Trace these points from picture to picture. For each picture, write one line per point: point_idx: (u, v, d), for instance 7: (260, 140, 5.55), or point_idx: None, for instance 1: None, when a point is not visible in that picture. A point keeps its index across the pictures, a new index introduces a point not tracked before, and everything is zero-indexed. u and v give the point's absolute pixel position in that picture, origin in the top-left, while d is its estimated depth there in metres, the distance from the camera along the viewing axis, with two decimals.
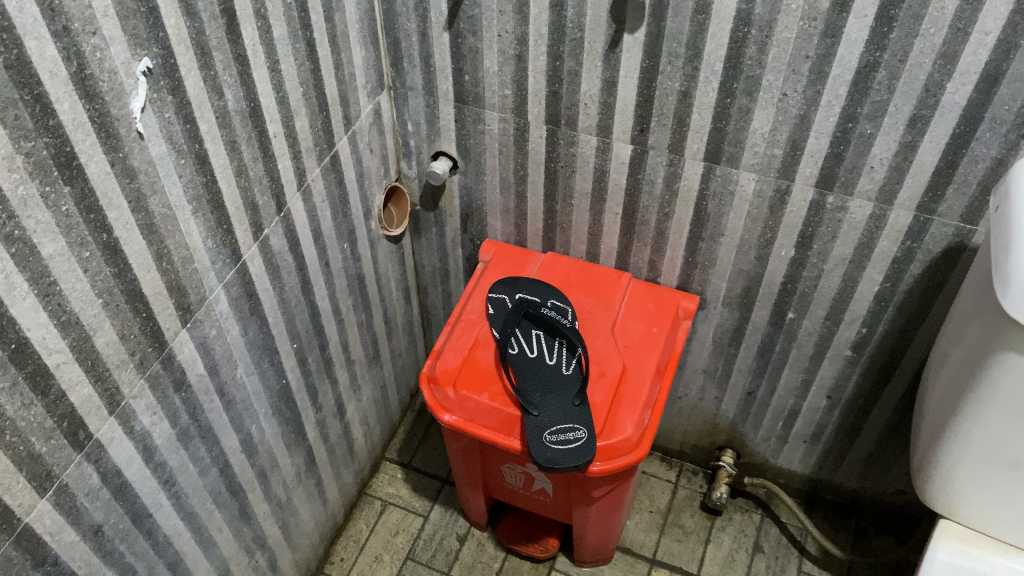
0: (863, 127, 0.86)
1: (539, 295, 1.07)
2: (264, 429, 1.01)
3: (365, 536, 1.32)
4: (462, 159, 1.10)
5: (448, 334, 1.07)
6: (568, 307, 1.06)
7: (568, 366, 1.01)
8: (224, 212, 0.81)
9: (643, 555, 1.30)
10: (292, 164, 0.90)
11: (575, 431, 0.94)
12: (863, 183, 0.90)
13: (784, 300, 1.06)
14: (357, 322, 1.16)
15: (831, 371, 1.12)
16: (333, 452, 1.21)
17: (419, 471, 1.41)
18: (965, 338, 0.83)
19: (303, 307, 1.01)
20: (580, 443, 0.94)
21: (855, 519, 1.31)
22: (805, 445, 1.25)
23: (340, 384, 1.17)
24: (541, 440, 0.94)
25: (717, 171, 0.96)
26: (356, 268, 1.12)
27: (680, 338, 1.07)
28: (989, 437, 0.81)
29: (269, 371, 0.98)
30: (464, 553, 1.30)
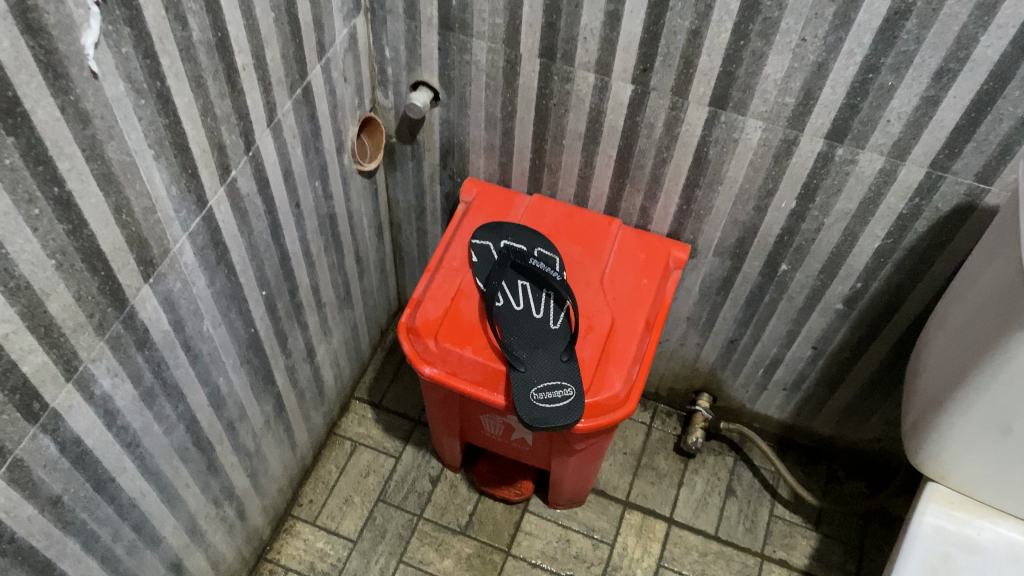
0: (884, 78, 0.80)
1: (525, 242, 1.02)
2: (232, 381, 0.95)
3: (335, 477, 1.29)
4: (445, 91, 1.02)
5: (428, 283, 1.02)
6: (554, 256, 1.01)
7: (555, 318, 0.97)
8: (188, 155, 0.73)
9: (617, 497, 1.29)
10: (262, 99, 0.81)
11: (563, 388, 0.91)
12: (876, 137, 0.85)
13: (779, 252, 1.02)
14: (328, 263, 1.09)
15: (819, 324, 1.09)
16: (303, 396, 1.16)
17: (390, 410, 1.37)
18: (976, 304, 0.81)
19: (272, 253, 0.94)
20: (570, 401, 0.90)
21: (826, 464, 1.32)
22: (784, 393, 1.24)
23: (310, 328, 1.11)
24: (528, 397, 0.90)
25: (721, 117, 0.90)
26: (328, 207, 1.04)
27: (670, 291, 1.03)
28: (991, 408, 0.80)
29: (237, 321, 0.91)
30: (436, 495, 1.27)
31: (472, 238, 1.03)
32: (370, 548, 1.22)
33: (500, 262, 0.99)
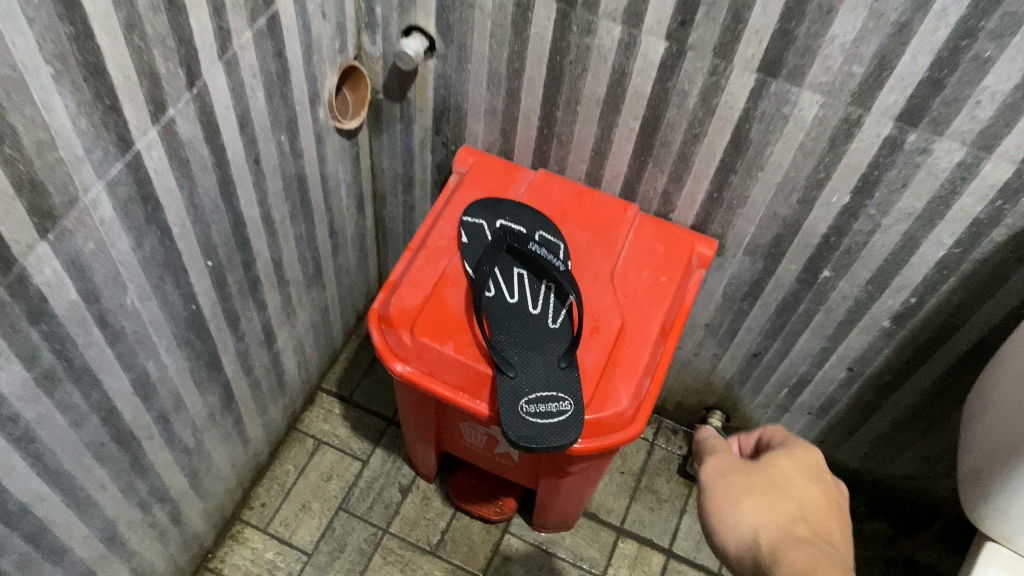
0: (981, 46, 0.64)
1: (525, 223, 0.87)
2: (166, 366, 0.79)
3: (292, 479, 1.13)
4: (442, 40, 0.86)
5: (409, 264, 0.87)
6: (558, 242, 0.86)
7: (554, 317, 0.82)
8: (105, 80, 0.57)
9: (610, 523, 1.14)
10: (212, 22, 0.66)
11: (560, 400, 0.76)
12: (960, 122, 0.70)
13: (822, 256, 0.87)
14: (293, 234, 0.94)
15: (859, 343, 0.94)
16: (258, 386, 1.01)
17: (360, 407, 1.21)
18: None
19: (222, 216, 0.79)
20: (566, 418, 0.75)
21: (846, 499, 1.17)
22: (809, 417, 1.09)
23: (268, 309, 0.95)
24: (516, 410, 0.75)
25: (771, 87, 0.75)
26: (296, 167, 0.88)
27: (691, 292, 0.88)
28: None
29: (173, 294, 0.76)
30: (406, 507, 1.12)
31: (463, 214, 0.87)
32: (326, 565, 1.07)
33: (493, 244, 0.84)
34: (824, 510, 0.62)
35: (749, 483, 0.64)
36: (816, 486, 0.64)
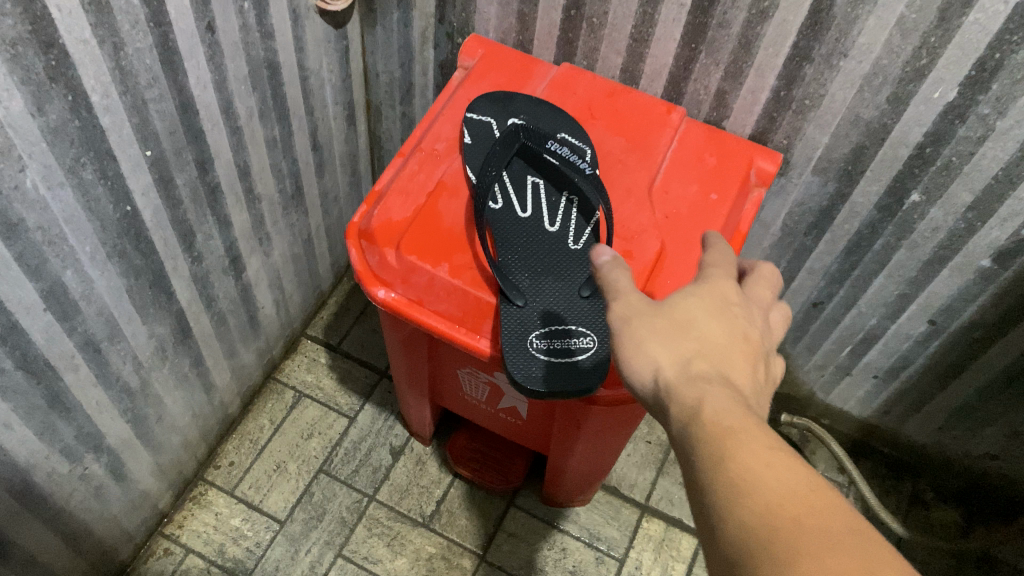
0: None
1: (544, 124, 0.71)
2: (92, 281, 0.64)
3: (266, 436, 0.98)
4: None
5: (398, 169, 0.70)
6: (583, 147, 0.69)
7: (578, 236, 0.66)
8: None
9: (633, 499, 0.98)
10: None
11: (581, 335, 0.60)
12: None
13: (912, 174, 0.70)
14: (265, 137, 0.78)
15: (947, 288, 0.77)
16: (223, 322, 0.86)
17: (350, 356, 1.06)
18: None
19: (164, 94, 0.63)
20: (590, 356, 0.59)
21: (911, 480, 1.00)
22: (874, 382, 0.92)
23: (233, 227, 0.80)
24: (525, 345, 0.60)
25: None
26: (266, 49, 0.73)
27: (748, 216, 0.71)
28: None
29: (98, 187, 0.60)
30: (397, 472, 0.97)
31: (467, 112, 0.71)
32: (301, 535, 0.92)
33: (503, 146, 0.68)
34: (739, 331, 0.44)
35: (650, 314, 0.45)
36: (725, 308, 0.45)
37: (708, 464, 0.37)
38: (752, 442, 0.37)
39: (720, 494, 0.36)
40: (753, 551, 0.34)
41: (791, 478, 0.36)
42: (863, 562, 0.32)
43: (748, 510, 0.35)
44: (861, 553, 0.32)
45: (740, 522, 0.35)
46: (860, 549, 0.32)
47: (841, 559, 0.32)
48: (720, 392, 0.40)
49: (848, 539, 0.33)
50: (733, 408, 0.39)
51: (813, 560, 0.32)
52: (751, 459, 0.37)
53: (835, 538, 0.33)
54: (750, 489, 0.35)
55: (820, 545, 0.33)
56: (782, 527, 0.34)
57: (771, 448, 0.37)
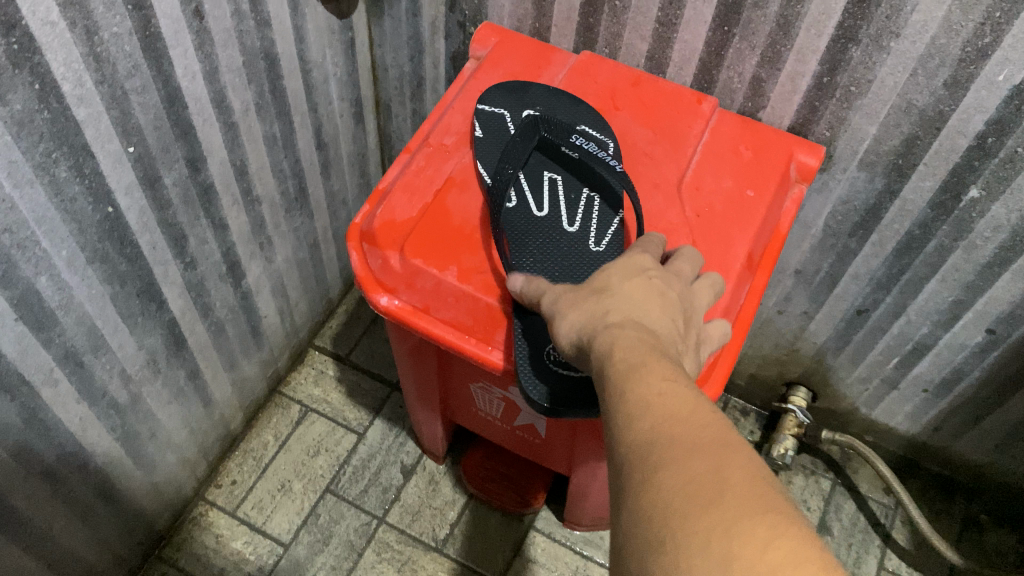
0: None
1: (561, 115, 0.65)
2: (71, 289, 0.59)
3: (270, 453, 0.93)
4: None
5: (404, 166, 0.64)
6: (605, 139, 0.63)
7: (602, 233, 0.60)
8: None
9: None
10: None
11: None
12: None
13: (971, 167, 0.63)
14: (263, 133, 0.73)
15: (1009, 293, 0.70)
16: (221, 332, 0.81)
17: (358, 368, 1.01)
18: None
19: (147, 86, 0.58)
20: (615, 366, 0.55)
21: (964, 501, 0.94)
22: (923, 396, 0.85)
23: (230, 230, 0.74)
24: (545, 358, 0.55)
25: None
26: (262, 38, 0.67)
27: (787, 217, 0.66)
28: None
29: (73, 187, 0.55)
30: (408, 492, 0.91)
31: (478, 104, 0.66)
32: (305, 560, 0.86)
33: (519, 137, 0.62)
34: (657, 286, 0.45)
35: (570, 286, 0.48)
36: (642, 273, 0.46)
37: (607, 400, 0.39)
38: (645, 369, 0.38)
39: (613, 423, 0.37)
40: (634, 469, 0.34)
41: (676, 397, 0.36)
42: (717, 468, 0.32)
43: (634, 430, 0.36)
44: (717, 453, 0.33)
45: (626, 444, 0.36)
46: (720, 453, 0.33)
47: (698, 461, 0.33)
48: (625, 333, 0.41)
49: (716, 445, 0.33)
50: (637, 346, 0.40)
51: (674, 467, 0.33)
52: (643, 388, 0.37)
53: (701, 444, 0.33)
54: (635, 412, 0.36)
55: (687, 456, 0.33)
56: (657, 442, 0.34)
57: (665, 376, 0.38)
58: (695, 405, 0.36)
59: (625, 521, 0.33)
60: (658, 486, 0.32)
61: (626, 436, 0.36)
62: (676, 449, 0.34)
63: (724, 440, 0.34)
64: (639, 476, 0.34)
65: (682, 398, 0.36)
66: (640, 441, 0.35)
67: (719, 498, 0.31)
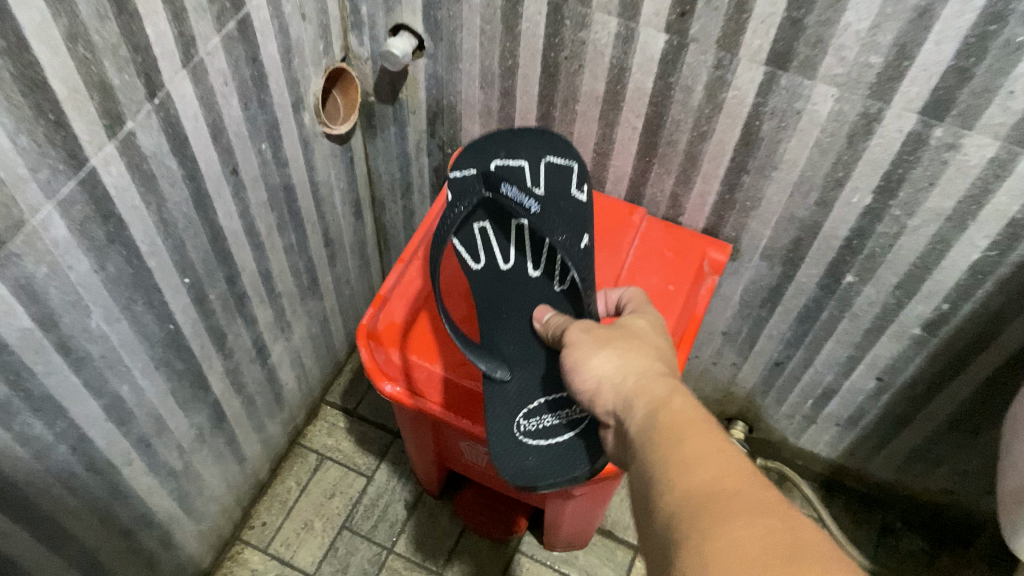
0: (1012, 31, 0.58)
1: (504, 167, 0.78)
2: (143, 389, 0.76)
3: (294, 497, 1.10)
4: (431, 38, 0.83)
5: (398, 275, 0.82)
6: (551, 186, 0.78)
7: (552, 272, 0.79)
8: (48, 96, 0.54)
9: (627, 540, 1.08)
10: (170, 28, 0.62)
11: (577, 406, 0.70)
12: (991, 115, 0.64)
13: (843, 261, 0.81)
14: (283, 245, 0.90)
15: (887, 351, 0.87)
16: (251, 403, 0.97)
17: (365, 420, 1.17)
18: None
19: (198, 230, 0.74)
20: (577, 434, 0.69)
21: (880, 512, 1.11)
22: (836, 429, 1.03)
23: (258, 323, 0.91)
24: (509, 428, 0.70)
25: (781, 82, 0.69)
26: (281, 176, 0.84)
27: (704, 301, 0.81)
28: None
29: (145, 315, 0.72)
30: (412, 525, 1.08)
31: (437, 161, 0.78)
32: None
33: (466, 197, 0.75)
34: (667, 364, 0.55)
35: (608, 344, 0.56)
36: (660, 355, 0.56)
37: (657, 450, 0.46)
38: (696, 435, 0.45)
39: (668, 474, 0.44)
40: (701, 515, 0.40)
41: (727, 463, 0.43)
42: (780, 528, 0.39)
43: (695, 481, 0.42)
44: (775, 515, 0.40)
45: (685, 492, 0.42)
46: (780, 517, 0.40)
47: (765, 521, 0.39)
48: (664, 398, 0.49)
49: (775, 506, 0.41)
50: (679, 413, 0.48)
51: (743, 520, 0.39)
52: (694, 446, 0.45)
53: (761, 507, 0.40)
54: (694, 467, 0.43)
55: (753, 514, 0.40)
56: (721, 495, 0.41)
57: (716, 445, 0.45)
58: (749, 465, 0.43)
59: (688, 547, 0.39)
60: (732, 534, 0.38)
61: (683, 483, 0.43)
62: (743, 493, 0.41)
63: (774, 503, 0.41)
64: (705, 522, 0.40)
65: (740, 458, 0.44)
66: (705, 485, 0.42)
67: (791, 555, 0.37)
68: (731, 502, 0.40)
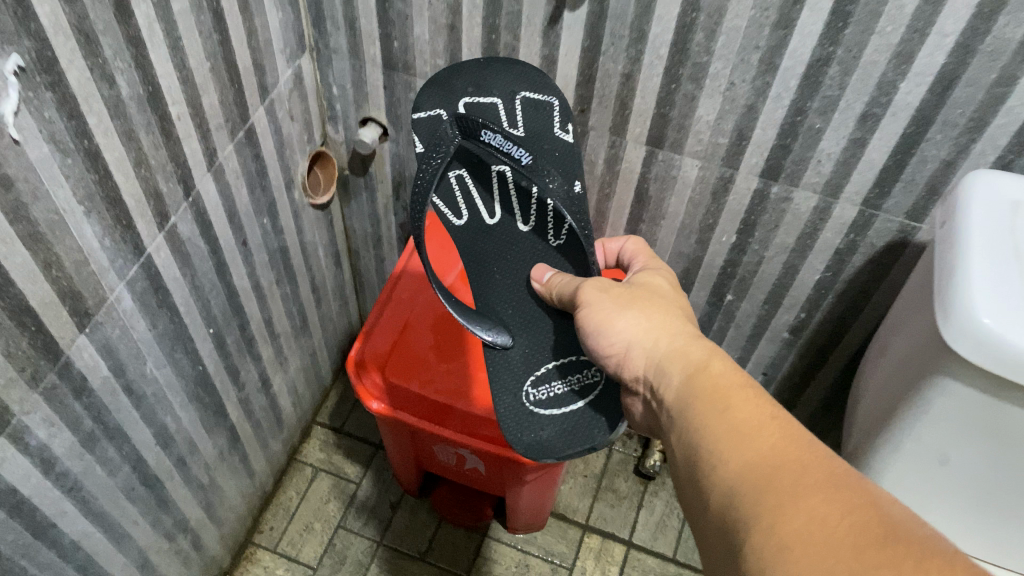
0: (812, 121, 0.81)
1: (480, 106, 0.88)
2: (181, 418, 0.96)
3: (295, 504, 1.30)
4: (393, 126, 1.06)
5: (376, 315, 1.04)
6: (532, 124, 0.88)
7: (540, 226, 0.95)
8: (122, 208, 0.74)
9: (576, 521, 1.31)
10: (200, 145, 0.83)
11: (583, 377, 0.87)
12: (809, 176, 0.87)
13: (724, 283, 1.05)
14: (280, 295, 1.11)
15: (767, 351, 1.11)
16: (259, 426, 1.18)
17: (351, 435, 1.38)
18: (930, 314, 0.76)
19: (219, 291, 0.95)
20: (580, 403, 0.86)
21: None
22: None
23: (263, 360, 1.12)
24: (520, 401, 0.87)
25: (659, 156, 0.92)
26: (278, 241, 1.05)
27: None
28: (957, 405, 0.73)
29: (183, 360, 0.92)
30: (396, 520, 1.29)
31: (415, 111, 0.88)
32: None
33: (449, 148, 0.87)
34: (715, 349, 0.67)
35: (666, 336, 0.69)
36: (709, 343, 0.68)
37: (730, 429, 0.57)
38: (768, 428, 0.56)
39: (741, 448, 0.55)
40: (779, 493, 0.50)
41: (796, 449, 0.53)
42: (849, 503, 0.48)
43: (771, 461, 0.53)
44: (843, 494, 0.49)
45: (760, 469, 0.52)
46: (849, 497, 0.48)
47: (837, 501, 0.48)
48: (725, 380, 0.62)
49: (842, 482, 0.50)
50: (746, 397, 0.59)
51: (817, 499, 0.48)
52: (762, 428, 0.56)
53: (832, 486, 0.49)
54: (771, 452, 0.53)
55: (825, 491, 0.49)
56: (791, 474, 0.51)
57: (783, 432, 0.55)
58: (802, 442, 0.54)
59: (757, 523, 0.49)
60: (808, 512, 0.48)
61: (751, 458, 0.53)
62: (802, 469, 0.51)
63: (844, 481, 0.50)
64: (785, 498, 0.49)
65: (793, 437, 0.55)
66: (769, 465, 0.52)
67: (866, 531, 0.45)
68: (797, 481, 0.50)
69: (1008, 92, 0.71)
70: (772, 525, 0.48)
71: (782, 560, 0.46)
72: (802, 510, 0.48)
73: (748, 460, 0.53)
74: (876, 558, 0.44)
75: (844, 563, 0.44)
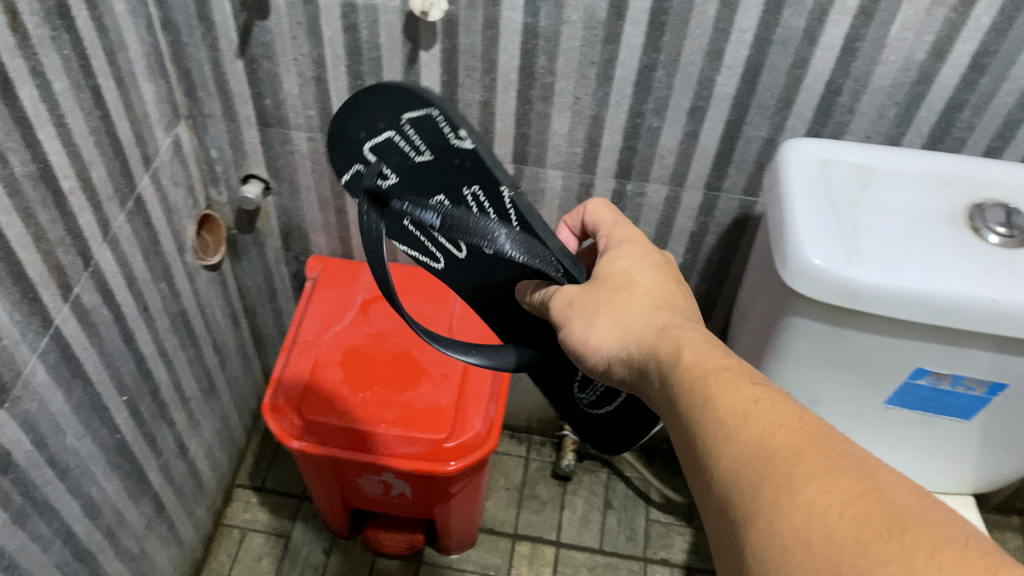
0: (649, 121, 0.93)
1: (381, 145, 0.74)
2: (105, 488, 0.97)
3: (228, 566, 1.30)
4: (274, 180, 1.12)
5: (285, 359, 1.08)
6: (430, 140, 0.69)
7: None
8: (27, 282, 0.77)
9: (505, 532, 1.37)
10: (94, 216, 0.87)
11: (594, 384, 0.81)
12: (656, 170, 0.99)
13: None
14: (186, 358, 1.14)
15: None
16: (181, 492, 1.19)
17: (274, 490, 1.40)
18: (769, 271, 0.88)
19: (127, 358, 0.98)
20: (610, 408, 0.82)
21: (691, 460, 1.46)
22: None
23: (177, 425, 1.14)
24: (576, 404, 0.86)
25: (526, 171, 1.02)
26: (178, 305, 1.09)
27: None
28: (810, 341, 0.84)
29: (101, 429, 0.94)
30: (331, 564, 1.31)
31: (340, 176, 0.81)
32: None
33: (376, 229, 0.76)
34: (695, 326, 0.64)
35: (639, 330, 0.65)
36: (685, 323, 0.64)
37: (716, 412, 0.53)
38: (754, 407, 0.52)
39: (731, 432, 0.51)
40: (779, 485, 0.47)
41: (790, 430, 0.50)
42: (850, 491, 0.45)
43: (764, 446, 0.49)
44: (843, 479, 0.46)
45: (752, 458, 0.49)
46: (847, 482, 0.46)
47: (837, 490, 0.45)
48: (706, 358, 0.58)
49: (840, 467, 0.47)
50: (727, 376, 0.56)
51: (815, 489, 0.46)
52: (753, 410, 0.52)
53: (830, 472, 0.47)
54: (760, 436, 0.50)
55: (822, 478, 0.46)
56: (789, 463, 0.48)
57: (775, 411, 0.52)
58: (801, 424, 0.51)
59: (759, 517, 0.46)
60: (807, 502, 0.45)
61: (743, 446, 0.50)
62: (799, 454, 0.48)
63: (843, 466, 0.47)
64: (781, 489, 0.46)
65: (789, 416, 0.51)
66: (763, 452, 0.49)
67: (870, 521, 0.43)
68: (794, 469, 0.47)
69: (804, 72, 0.85)
70: (773, 522, 0.46)
71: (787, 562, 0.44)
72: (803, 501, 0.45)
73: (739, 446, 0.50)
74: (886, 551, 0.41)
75: (852, 564, 0.41)
